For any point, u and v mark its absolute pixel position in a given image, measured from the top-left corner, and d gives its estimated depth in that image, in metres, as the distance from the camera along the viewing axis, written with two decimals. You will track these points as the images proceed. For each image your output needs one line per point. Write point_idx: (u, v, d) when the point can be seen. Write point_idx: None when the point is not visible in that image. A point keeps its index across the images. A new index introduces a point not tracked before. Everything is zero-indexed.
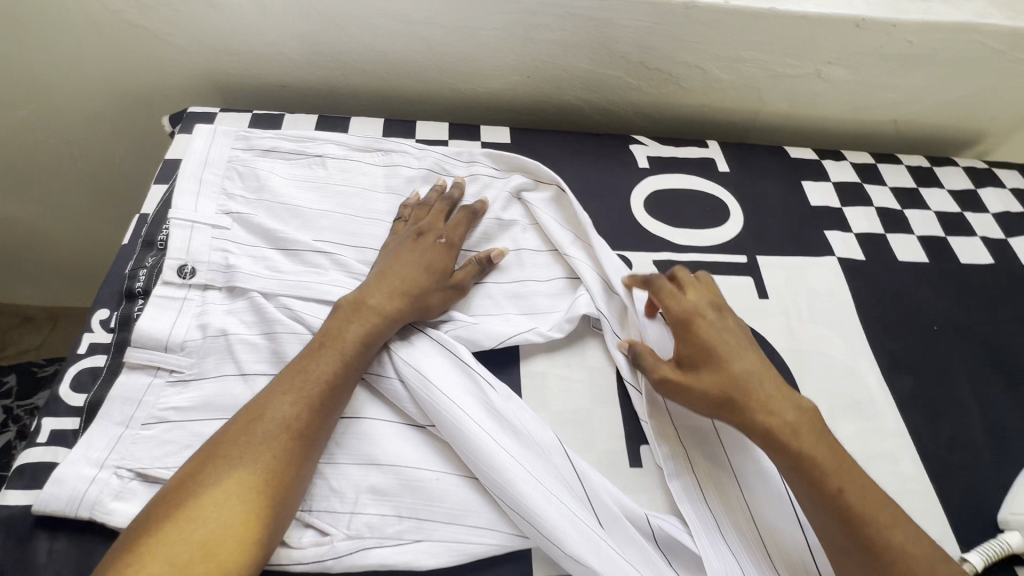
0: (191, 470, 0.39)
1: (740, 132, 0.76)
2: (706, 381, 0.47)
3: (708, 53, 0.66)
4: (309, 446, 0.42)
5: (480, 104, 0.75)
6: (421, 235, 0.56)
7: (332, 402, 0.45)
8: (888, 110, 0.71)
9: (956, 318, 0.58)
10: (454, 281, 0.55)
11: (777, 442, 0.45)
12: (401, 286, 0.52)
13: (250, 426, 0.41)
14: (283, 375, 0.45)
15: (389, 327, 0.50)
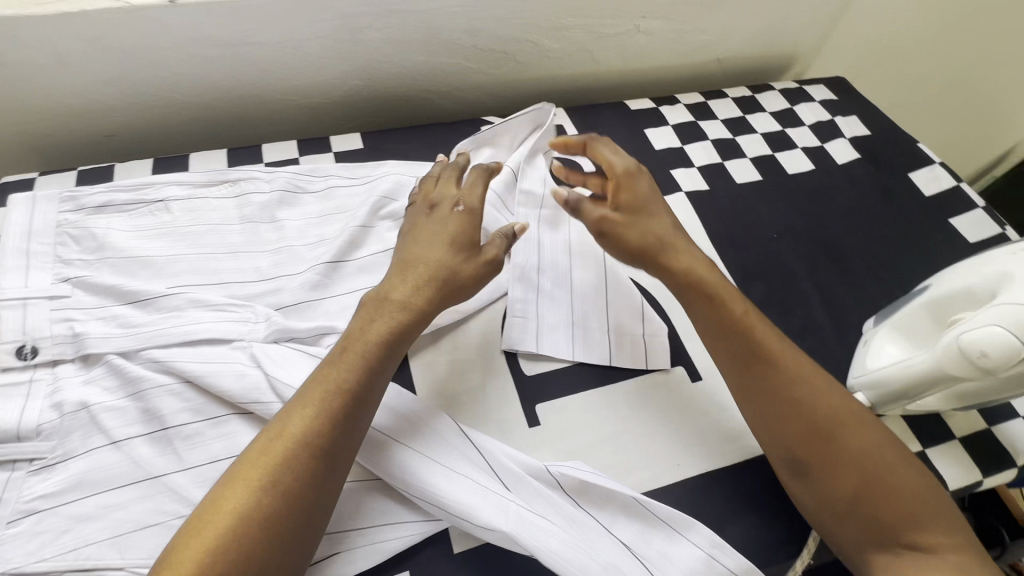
0: (209, 500, 0.36)
1: (590, 92, 0.84)
2: (638, 231, 0.48)
3: (535, 26, 0.72)
4: (333, 468, 0.39)
5: (326, 114, 0.75)
6: (436, 207, 0.51)
7: (355, 418, 0.41)
8: (702, 50, 0.83)
9: (790, 222, 0.66)
10: (485, 256, 0.49)
11: (766, 386, 0.45)
12: (424, 271, 0.47)
13: (270, 445, 0.38)
14: (307, 386, 0.41)
15: (415, 326, 0.46)
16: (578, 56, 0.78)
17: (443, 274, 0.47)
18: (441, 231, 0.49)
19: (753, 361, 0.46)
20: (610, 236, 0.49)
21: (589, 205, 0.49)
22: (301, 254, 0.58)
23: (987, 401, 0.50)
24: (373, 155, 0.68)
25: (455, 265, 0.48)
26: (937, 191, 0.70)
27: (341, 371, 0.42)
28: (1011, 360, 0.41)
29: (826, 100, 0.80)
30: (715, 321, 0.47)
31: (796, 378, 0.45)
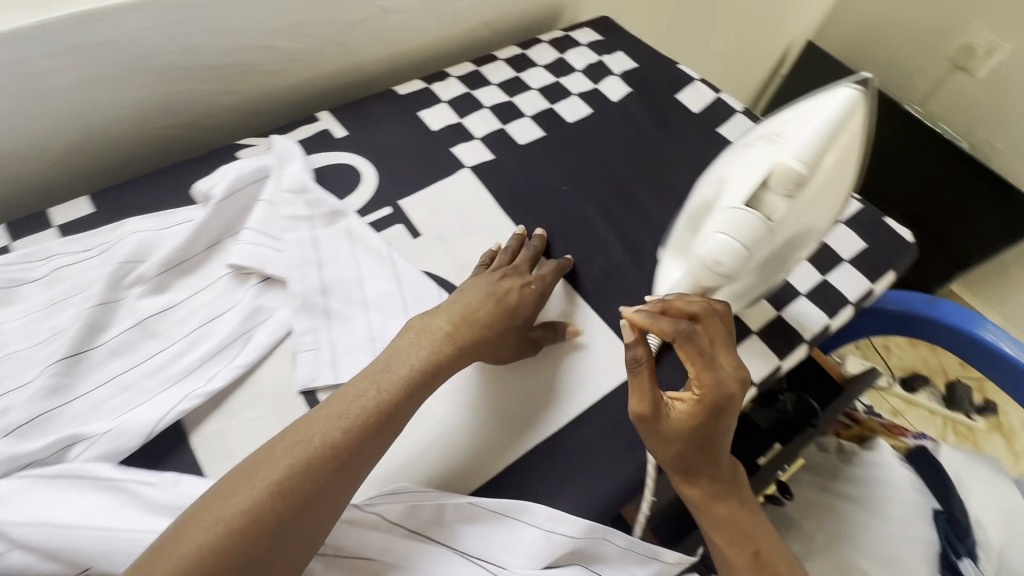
0: (199, 507, 0.35)
1: (363, 84, 0.79)
2: (677, 449, 0.45)
3: (266, 29, 0.65)
4: (317, 516, 0.37)
5: (48, 182, 0.63)
6: (506, 275, 0.54)
7: (355, 471, 0.39)
8: (463, 19, 0.80)
9: (577, 170, 0.67)
10: (534, 340, 0.52)
11: (722, 521, 0.47)
12: (474, 322, 0.49)
13: (291, 446, 0.38)
14: (322, 415, 0.40)
15: (440, 374, 0.46)
16: (333, 51, 0.72)
17: (483, 328, 0.49)
18: (500, 291, 0.51)
19: (721, 502, 0.47)
20: (657, 435, 0.44)
21: (650, 404, 0.44)
22: (31, 356, 0.48)
23: (762, 291, 0.54)
24: (107, 215, 0.58)
25: (506, 328, 0.50)
26: (702, 106, 0.74)
27: (348, 416, 0.40)
28: (739, 262, 0.45)
29: (591, 42, 0.81)
30: (691, 475, 0.47)
31: (737, 507, 0.48)
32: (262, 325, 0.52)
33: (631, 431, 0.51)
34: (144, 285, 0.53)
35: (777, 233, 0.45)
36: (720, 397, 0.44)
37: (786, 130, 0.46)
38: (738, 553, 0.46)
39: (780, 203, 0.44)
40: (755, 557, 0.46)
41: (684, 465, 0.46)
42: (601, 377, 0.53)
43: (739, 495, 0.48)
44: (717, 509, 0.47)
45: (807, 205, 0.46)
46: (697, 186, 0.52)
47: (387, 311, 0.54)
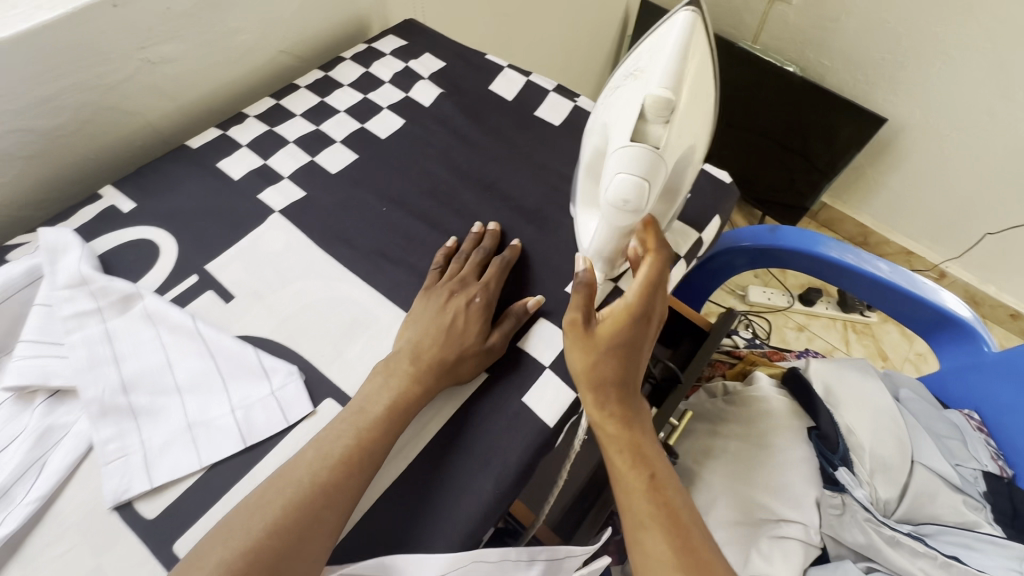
0: (223, 525, 0.40)
1: (158, 143, 0.72)
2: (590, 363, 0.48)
3: (3, 113, 0.57)
4: (298, 552, 0.39)
5: None
6: (455, 292, 0.54)
7: (338, 516, 0.41)
8: (253, 51, 0.75)
9: (397, 188, 0.64)
10: (488, 343, 0.52)
11: (628, 452, 0.47)
12: (430, 352, 0.50)
13: (307, 462, 0.43)
14: (324, 444, 0.44)
15: (407, 415, 0.47)
16: (104, 117, 0.65)
17: (436, 362, 0.49)
18: (450, 317, 0.52)
19: (624, 436, 0.48)
20: (579, 343, 0.48)
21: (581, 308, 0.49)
22: None
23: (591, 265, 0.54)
24: None
25: (459, 347, 0.51)
26: (515, 92, 0.73)
27: (346, 448, 0.44)
28: (645, 195, 0.42)
29: (396, 49, 0.78)
30: (602, 394, 0.48)
31: (644, 442, 0.48)
32: (55, 445, 0.46)
33: (485, 444, 0.49)
34: None
35: (671, 156, 0.43)
36: (642, 311, 0.48)
37: (643, 63, 0.45)
38: (638, 485, 0.46)
39: (662, 130, 0.42)
40: (655, 488, 0.46)
41: (597, 379, 0.47)
42: (447, 397, 0.51)
43: (648, 431, 0.49)
44: (624, 442, 0.47)
45: (685, 128, 0.44)
46: (594, 126, 0.51)
47: (202, 388, 0.50)
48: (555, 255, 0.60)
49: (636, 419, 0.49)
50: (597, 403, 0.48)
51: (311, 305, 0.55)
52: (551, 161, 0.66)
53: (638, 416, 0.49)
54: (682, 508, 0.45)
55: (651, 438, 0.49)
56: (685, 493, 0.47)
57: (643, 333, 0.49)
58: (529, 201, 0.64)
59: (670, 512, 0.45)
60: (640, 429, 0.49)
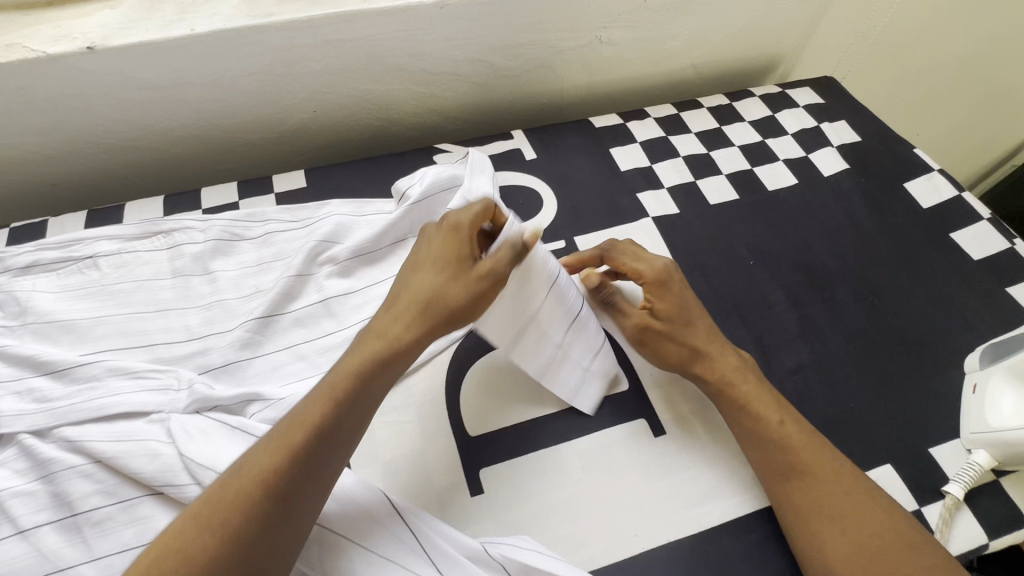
0: (172, 526, 0.33)
1: (556, 107, 0.79)
2: (673, 346, 0.49)
3: (486, 45, 0.66)
4: (294, 521, 0.35)
5: (279, 150, 0.72)
6: (435, 224, 0.45)
7: (318, 480, 0.36)
8: (674, 58, 0.77)
9: (769, 247, 0.61)
10: (480, 279, 0.42)
11: (792, 466, 0.44)
12: (398, 295, 0.42)
13: (265, 451, 0.36)
14: (308, 405, 0.37)
15: (385, 374, 0.40)
16: (539, 72, 0.73)
17: (433, 302, 0.41)
18: (454, 251, 0.42)
19: (782, 444, 0.44)
20: (652, 349, 0.50)
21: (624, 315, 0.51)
22: (235, 307, 0.55)
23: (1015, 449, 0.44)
24: (318, 196, 0.63)
25: (437, 288, 0.41)
26: (937, 201, 0.64)
27: (328, 401, 0.38)
28: None
29: (811, 104, 0.73)
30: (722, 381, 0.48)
31: (808, 451, 0.44)
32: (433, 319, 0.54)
33: (781, 562, 0.44)
34: (334, 265, 0.57)
35: None
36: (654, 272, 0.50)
37: None
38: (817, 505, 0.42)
39: None
40: (847, 505, 0.42)
41: (694, 356, 0.49)
42: (755, 486, 0.47)
43: (796, 417, 0.46)
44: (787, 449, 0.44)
45: None
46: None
47: None
48: (929, 403, 0.51)
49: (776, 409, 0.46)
50: (748, 420, 0.46)
51: None
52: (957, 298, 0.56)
53: (773, 401, 0.47)
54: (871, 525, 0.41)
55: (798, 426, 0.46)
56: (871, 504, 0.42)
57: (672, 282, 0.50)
58: (913, 327, 0.55)
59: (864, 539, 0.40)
60: (790, 423, 0.46)
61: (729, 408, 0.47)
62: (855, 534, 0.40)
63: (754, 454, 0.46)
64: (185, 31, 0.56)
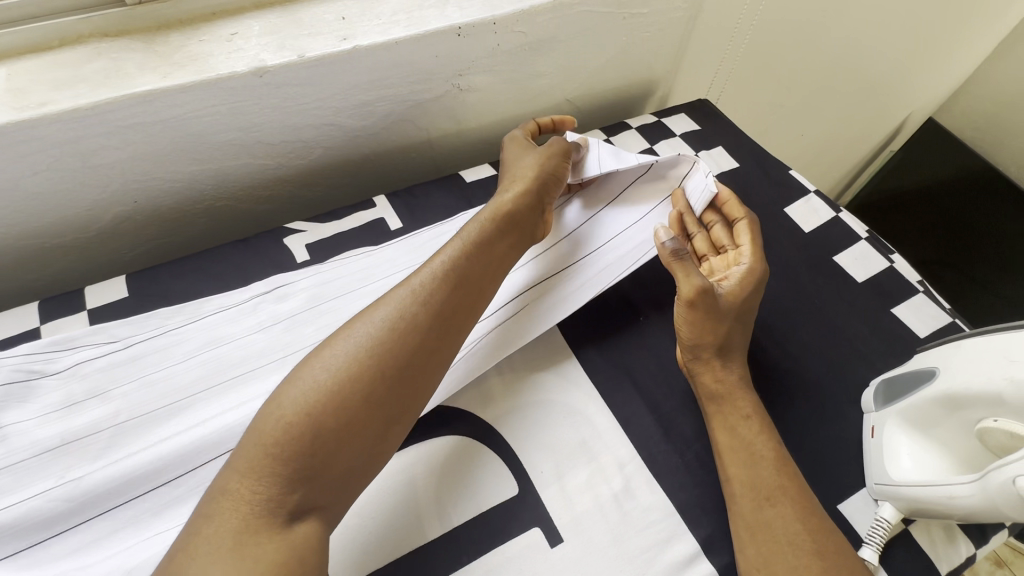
0: (308, 360, 0.40)
1: (428, 160, 0.73)
2: (706, 326, 0.49)
3: (329, 107, 0.59)
4: (423, 358, 0.41)
5: (101, 249, 0.61)
6: (519, 134, 0.61)
7: (420, 366, 0.41)
8: (544, 97, 0.73)
9: (656, 299, 0.57)
10: (561, 160, 0.56)
11: (777, 487, 0.42)
12: (506, 179, 0.55)
13: (387, 311, 0.42)
14: (448, 248, 0.48)
15: (483, 240, 0.49)
16: (399, 127, 0.66)
17: (536, 175, 0.54)
18: (526, 143, 0.59)
19: (765, 460, 0.44)
20: (696, 310, 0.49)
21: (691, 271, 0.50)
22: (31, 468, 0.44)
23: (920, 507, 0.42)
24: (144, 306, 0.54)
25: (542, 163, 0.55)
26: (817, 225, 0.62)
27: (460, 245, 0.47)
28: None
29: (687, 132, 0.71)
30: (725, 362, 0.49)
31: (777, 458, 0.44)
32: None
33: None
34: (161, 397, 0.48)
35: None
36: (754, 276, 0.51)
37: None
38: (793, 534, 0.40)
39: None
40: (808, 516, 0.41)
41: (719, 342, 0.49)
42: None
43: (771, 431, 0.46)
44: (774, 466, 0.43)
45: None
46: (971, 349, 0.41)
47: (416, 457, 0.46)
48: (832, 454, 0.48)
49: (752, 413, 0.46)
50: (732, 415, 0.46)
51: (542, 404, 0.50)
52: (845, 329, 0.55)
53: (764, 421, 0.46)
54: (827, 530, 0.41)
55: (768, 429, 0.46)
56: (824, 518, 0.42)
57: (754, 293, 0.51)
58: (808, 367, 0.53)
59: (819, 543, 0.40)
60: (769, 432, 0.46)
61: (730, 415, 0.46)
62: (825, 557, 0.39)
63: (741, 473, 0.44)
64: None
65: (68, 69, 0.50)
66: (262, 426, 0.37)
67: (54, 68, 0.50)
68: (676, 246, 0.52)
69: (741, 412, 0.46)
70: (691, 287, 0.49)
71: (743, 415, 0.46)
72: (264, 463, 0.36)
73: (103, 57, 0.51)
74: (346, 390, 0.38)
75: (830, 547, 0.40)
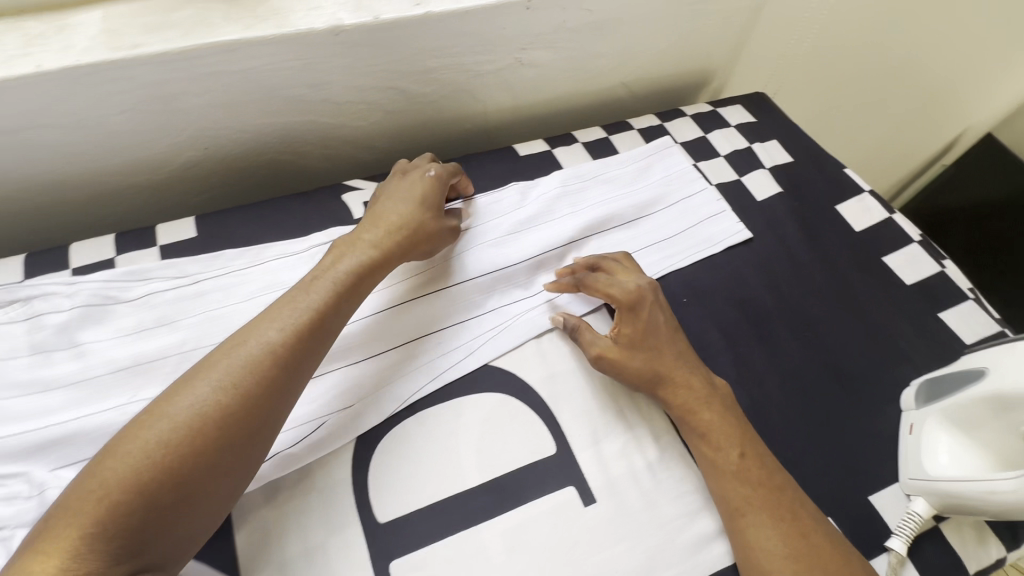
0: (152, 405, 0.37)
1: (480, 132, 0.74)
2: (636, 365, 0.49)
3: (396, 72, 0.61)
4: (267, 417, 0.39)
5: (170, 191, 0.64)
6: (409, 172, 0.56)
7: (271, 418, 0.39)
8: (602, 77, 0.73)
9: (700, 282, 0.58)
10: (440, 217, 0.54)
11: (745, 496, 0.43)
12: (380, 220, 0.51)
13: (228, 360, 0.39)
14: (303, 291, 0.45)
15: (350, 293, 0.46)
16: (459, 96, 0.68)
17: (413, 228, 0.51)
18: (416, 185, 0.54)
19: (731, 475, 0.44)
20: (611, 372, 0.49)
21: (587, 339, 0.50)
22: (109, 384, 0.47)
23: (956, 503, 0.42)
24: (211, 246, 0.57)
25: (424, 217, 0.53)
26: (869, 225, 0.62)
27: (329, 293, 0.45)
28: None
29: (743, 123, 0.71)
30: (669, 391, 0.48)
31: (749, 466, 0.44)
32: (322, 377, 0.48)
33: None
34: (222, 331, 0.51)
35: None
36: (641, 305, 0.50)
37: None
38: (765, 539, 0.41)
39: None
40: (782, 521, 0.42)
41: (652, 377, 0.48)
42: (696, 552, 0.44)
43: (748, 443, 0.46)
44: (738, 479, 0.44)
45: None
46: None
47: (460, 409, 0.49)
48: (867, 447, 0.49)
49: (721, 430, 0.46)
50: (700, 439, 0.47)
51: (583, 372, 0.51)
52: (890, 329, 0.55)
53: (734, 433, 0.46)
54: (804, 529, 0.41)
55: (741, 440, 0.46)
56: (809, 515, 0.42)
57: (648, 316, 0.50)
58: (849, 362, 0.53)
59: (795, 543, 0.41)
60: (738, 437, 0.46)
61: (697, 439, 0.47)
62: (799, 560, 0.40)
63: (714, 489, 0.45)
64: (29, 69, 0.48)
65: (158, 15, 0.53)
66: (72, 504, 0.33)
67: (145, 14, 0.53)
68: (569, 321, 0.52)
69: (708, 432, 0.46)
70: (595, 352, 0.49)
71: (699, 435, 0.46)
72: (90, 532, 0.32)
73: (190, 6, 0.54)
74: (198, 450, 0.36)
75: (802, 548, 0.41)
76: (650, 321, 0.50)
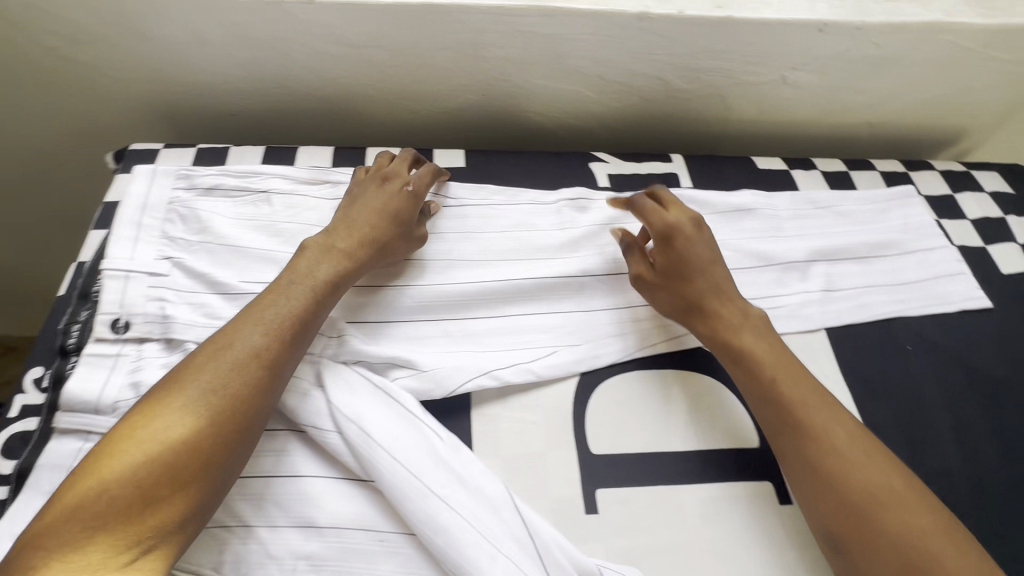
0: (163, 392, 0.40)
1: (711, 135, 0.77)
2: (669, 291, 0.52)
3: (670, 64, 0.65)
4: (257, 408, 0.41)
5: (437, 122, 0.74)
6: (387, 180, 0.56)
7: (261, 407, 0.41)
8: (852, 112, 0.73)
9: (929, 335, 0.57)
10: (409, 228, 0.54)
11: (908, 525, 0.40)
12: (363, 232, 0.52)
13: (214, 357, 0.41)
14: (293, 289, 0.46)
15: (325, 303, 0.47)
16: (711, 99, 0.71)
17: (377, 245, 0.52)
18: (386, 193, 0.55)
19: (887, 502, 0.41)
20: (646, 290, 0.54)
21: (633, 256, 0.55)
22: None
23: None
24: (474, 179, 0.64)
25: (390, 234, 0.53)
26: None
27: (309, 299, 0.46)
28: None
29: (999, 191, 0.68)
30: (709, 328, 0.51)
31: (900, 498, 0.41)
32: (562, 314, 0.55)
33: None
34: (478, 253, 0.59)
35: None
36: (658, 239, 0.53)
37: None
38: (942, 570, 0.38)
39: None
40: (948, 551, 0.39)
41: (690, 306, 0.51)
42: None
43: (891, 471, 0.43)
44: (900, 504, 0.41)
45: None
46: None
47: (676, 379, 0.53)
48: None
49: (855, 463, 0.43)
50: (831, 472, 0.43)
51: None
52: None
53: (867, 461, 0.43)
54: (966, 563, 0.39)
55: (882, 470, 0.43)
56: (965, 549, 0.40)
57: (681, 244, 0.52)
58: None
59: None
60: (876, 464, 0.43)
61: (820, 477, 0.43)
62: None
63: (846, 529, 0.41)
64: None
65: None
66: (86, 482, 0.36)
67: None
68: (625, 237, 0.56)
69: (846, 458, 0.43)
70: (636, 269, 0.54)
71: (798, 434, 0.44)
72: (115, 504, 0.35)
73: None
74: (202, 435, 0.38)
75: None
76: (672, 257, 0.52)
